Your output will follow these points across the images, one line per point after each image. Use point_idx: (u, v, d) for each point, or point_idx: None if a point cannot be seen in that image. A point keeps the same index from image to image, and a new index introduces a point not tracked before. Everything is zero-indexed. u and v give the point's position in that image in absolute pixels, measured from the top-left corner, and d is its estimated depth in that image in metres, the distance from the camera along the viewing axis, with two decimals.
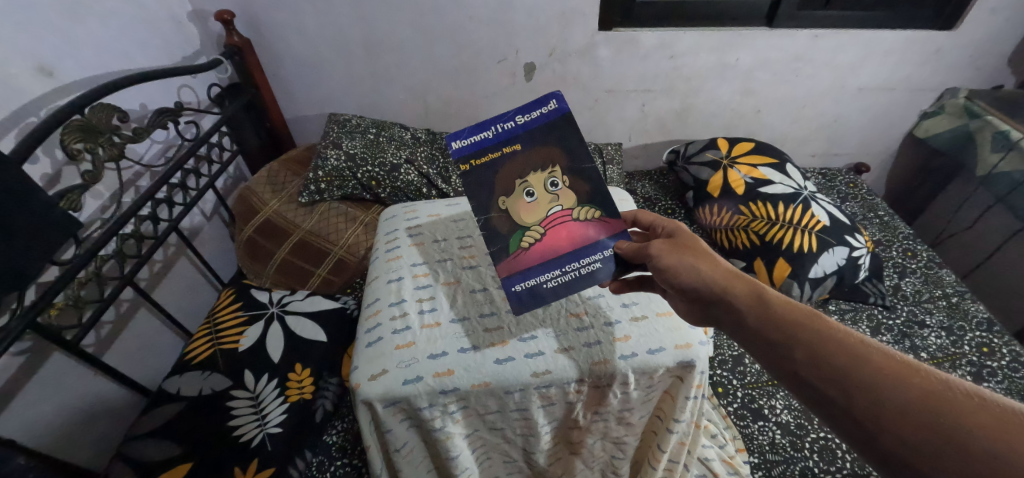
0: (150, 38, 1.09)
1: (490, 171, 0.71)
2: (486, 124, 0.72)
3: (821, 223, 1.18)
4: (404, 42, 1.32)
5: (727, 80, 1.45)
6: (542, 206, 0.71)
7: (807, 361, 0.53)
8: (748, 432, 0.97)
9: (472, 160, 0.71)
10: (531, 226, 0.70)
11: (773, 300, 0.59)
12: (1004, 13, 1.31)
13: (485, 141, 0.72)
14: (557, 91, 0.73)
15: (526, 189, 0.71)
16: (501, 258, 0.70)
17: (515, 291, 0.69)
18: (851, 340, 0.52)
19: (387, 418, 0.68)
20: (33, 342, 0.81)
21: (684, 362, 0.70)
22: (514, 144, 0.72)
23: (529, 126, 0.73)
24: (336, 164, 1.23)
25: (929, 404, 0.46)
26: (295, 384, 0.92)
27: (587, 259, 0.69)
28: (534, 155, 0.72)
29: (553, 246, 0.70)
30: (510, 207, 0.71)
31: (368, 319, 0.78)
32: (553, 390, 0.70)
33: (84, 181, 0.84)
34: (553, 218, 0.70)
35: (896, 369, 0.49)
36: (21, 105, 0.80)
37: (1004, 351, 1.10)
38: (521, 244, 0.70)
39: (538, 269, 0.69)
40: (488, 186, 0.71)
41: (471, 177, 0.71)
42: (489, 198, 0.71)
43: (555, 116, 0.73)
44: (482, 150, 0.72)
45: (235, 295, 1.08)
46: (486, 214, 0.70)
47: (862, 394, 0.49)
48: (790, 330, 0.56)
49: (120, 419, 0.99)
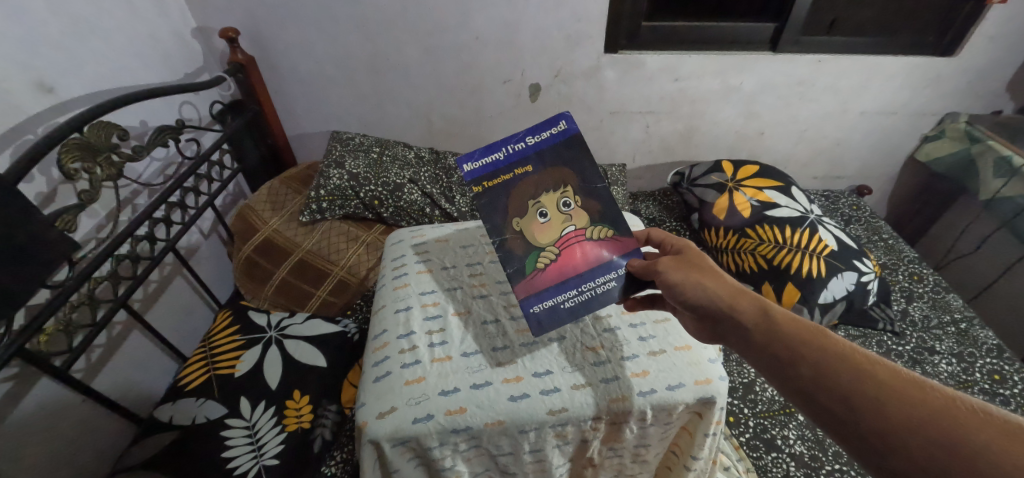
0: (151, 54, 1.07)
1: (502, 193, 0.69)
2: (497, 145, 0.70)
3: (828, 246, 1.17)
4: (409, 61, 1.32)
5: (732, 103, 1.45)
6: (555, 226, 0.69)
7: (812, 376, 0.51)
8: (761, 464, 0.94)
9: (484, 182, 0.69)
10: (546, 247, 0.68)
11: (778, 314, 0.57)
12: (1003, 40, 1.32)
13: (497, 163, 0.69)
14: (566, 112, 0.71)
15: (539, 210, 0.69)
16: (518, 278, 0.68)
17: (534, 312, 0.67)
18: (856, 356, 0.50)
19: (394, 458, 0.65)
20: (21, 369, 0.77)
21: (704, 398, 0.68)
22: (525, 166, 0.70)
23: (540, 147, 0.70)
24: (337, 184, 1.21)
25: (936, 422, 0.44)
26: (294, 412, 0.89)
27: (602, 277, 0.69)
28: (546, 176, 0.70)
29: (568, 266, 0.69)
30: (524, 228, 0.68)
31: (375, 352, 0.75)
32: (569, 428, 0.68)
33: (81, 200, 0.81)
34: (568, 237, 0.69)
35: (901, 385, 0.47)
36: (19, 122, 0.78)
37: (1016, 379, 1.08)
38: (537, 265, 0.68)
39: (555, 289, 0.68)
40: (502, 204, 0.69)
41: (483, 199, 0.68)
42: (503, 219, 0.68)
43: (564, 137, 0.71)
44: (494, 172, 0.69)
45: (233, 317, 1.04)
46: (500, 236, 0.68)
47: (867, 407, 0.46)
48: (794, 345, 0.53)
49: (105, 450, 0.94)
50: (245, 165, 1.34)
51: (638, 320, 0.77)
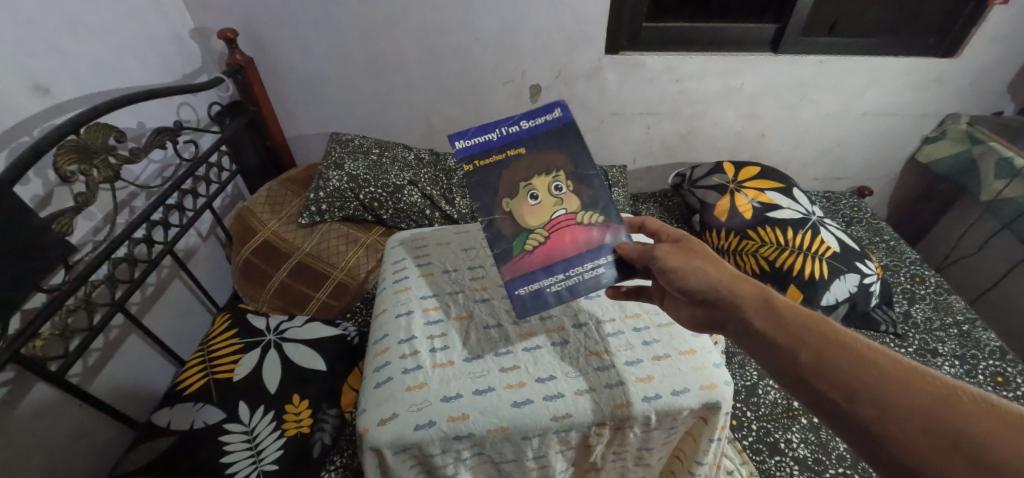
0: (149, 55, 1.06)
1: (494, 174, 0.69)
2: (491, 127, 0.71)
3: (832, 248, 1.17)
4: (409, 61, 1.31)
5: (733, 104, 1.45)
6: (546, 210, 0.68)
7: (812, 363, 0.49)
8: (765, 467, 0.93)
9: (476, 161, 0.70)
10: (535, 229, 0.68)
11: (778, 302, 0.56)
12: (1003, 42, 1.32)
13: (490, 143, 0.71)
14: (562, 101, 0.73)
15: (531, 193, 0.69)
16: (505, 259, 0.67)
17: (519, 295, 0.66)
18: (858, 344, 0.49)
19: (396, 465, 0.64)
20: (15, 374, 0.76)
21: (709, 404, 0.67)
22: (518, 147, 0.71)
23: (534, 132, 0.72)
24: (337, 185, 1.20)
25: (935, 410, 0.43)
26: (293, 417, 0.88)
27: (591, 263, 0.67)
28: (538, 160, 0.70)
29: (557, 250, 0.68)
30: (514, 209, 0.68)
31: (376, 357, 0.74)
32: (573, 435, 0.67)
33: (77, 203, 0.79)
34: (558, 221, 0.68)
35: (901, 373, 0.46)
36: (14, 124, 0.77)
37: (1019, 382, 1.08)
38: (525, 246, 0.67)
39: (542, 272, 0.67)
40: (493, 185, 0.69)
41: (475, 178, 0.69)
42: (493, 200, 0.68)
43: (558, 123, 0.72)
44: (488, 152, 0.70)
45: (232, 320, 1.03)
46: (490, 215, 0.68)
47: (866, 394, 0.45)
48: (794, 333, 0.52)
49: (100, 456, 0.93)
50: (243, 167, 1.34)
51: (642, 324, 0.77)
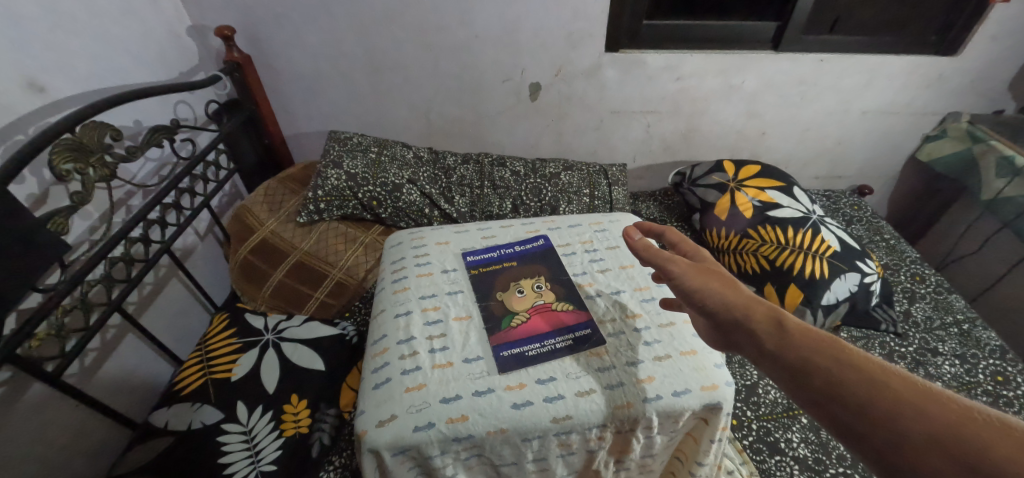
0: (145, 52, 1.05)
1: (491, 275, 0.86)
2: (493, 248, 0.93)
3: (832, 247, 1.16)
4: (408, 59, 1.30)
5: (733, 102, 1.44)
6: (528, 300, 0.81)
7: (825, 385, 0.46)
8: (765, 467, 0.93)
9: (478, 267, 0.88)
10: (518, 312, 0.78)
11: (791, 321, 0.53)
12: (1004, 40, 1.32)
13: (490, 258, 0.90)
14: (546, 233, 0.97)
15: (517, 288, 0.83)
16: (490, 330, 0.75)
17: (501, 355, 0.71)
18: (873, 366, 0.46)
19: (395, 467, 0.64)
20: (11, 375, 0.75)
21: (710, 404, 0.67)
22: (510, 261, 0.89)
23: (524, 252, 0.92)
24: (336, 184, 1.19)
25: (956, 435, 0.40)
26: (291, 417, 0.87)
27: (564, 336, 0.74)
28: (525, 270, 0.87)
29: (534, 326, 0.76)
30: (504, 298, 0.81)
31: (375, 358, 0.74)
32: (573, 436, 0.67)
33: (73, 202, 0.78)
34: (537, 308, 0.79)
35: (920, 396, 0.43)
36: (9, 122, 0.76)
37: (1019, 381, 1.08)
38: (508, 323, 0.76)
39: (521, 341, 0.74)
40: (489, 282, 0.85)
41: (476, 278, 0.86)
42: (490, 291, 0.83)
43: (542, 249, 0.93)
44: (489, 262, 0.89)
45: (229, 320, 1.03)
46: (485, 301, 0.81)
47: (883, 420, 0.42)
48: (806, 351, 0.49)
49: (97, 456, 0.93)
50: (242, 166, 1.33)
51: (643, 325, 0.76)
